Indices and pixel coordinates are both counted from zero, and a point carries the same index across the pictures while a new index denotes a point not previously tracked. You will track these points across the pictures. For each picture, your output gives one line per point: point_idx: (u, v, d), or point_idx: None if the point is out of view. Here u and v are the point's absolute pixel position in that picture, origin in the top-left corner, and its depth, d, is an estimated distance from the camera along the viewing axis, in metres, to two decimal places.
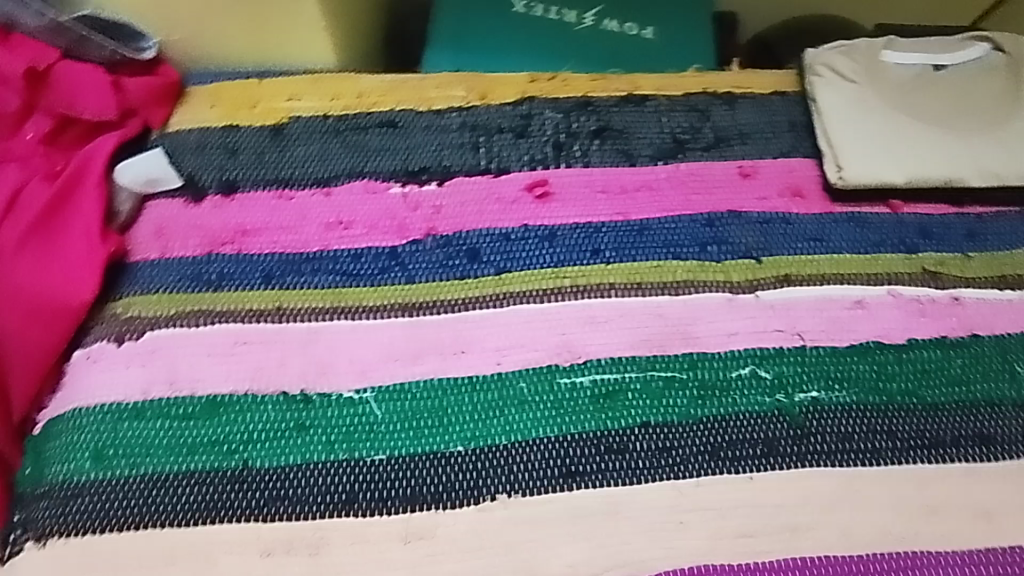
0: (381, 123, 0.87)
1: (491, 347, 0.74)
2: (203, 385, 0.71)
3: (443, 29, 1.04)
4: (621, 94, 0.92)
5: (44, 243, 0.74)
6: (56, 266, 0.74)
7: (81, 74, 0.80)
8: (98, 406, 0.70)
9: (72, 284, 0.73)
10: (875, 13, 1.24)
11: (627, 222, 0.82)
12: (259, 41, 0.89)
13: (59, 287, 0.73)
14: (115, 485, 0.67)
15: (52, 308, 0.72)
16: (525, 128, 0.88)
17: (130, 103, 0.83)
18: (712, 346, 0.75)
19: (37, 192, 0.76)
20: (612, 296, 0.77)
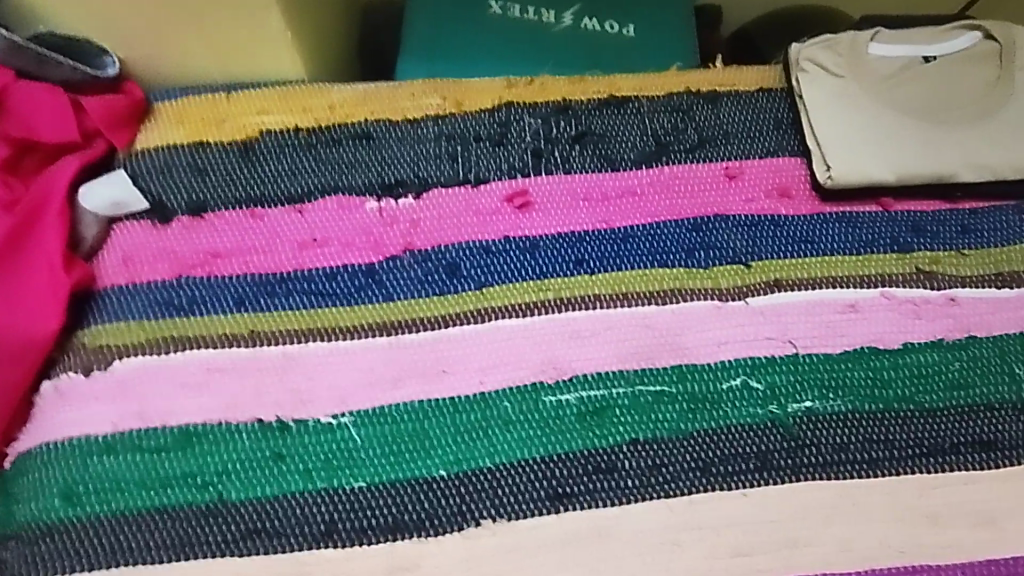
0: (355, 135, 0.85)
1: (474, 366, 0.72)
2: (174, 415, 0.68)
3: (415, 34, 1.00)
4: (601, 97, 0.89)
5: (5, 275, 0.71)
6: (17, 298, 0.70)
7: (38, 96, 0.77)
8: (67, 441, 0.67)
9: (31, 318, 0.70)
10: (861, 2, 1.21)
11: (611, 229, 0.80)
12: (224, 54, 0.86)
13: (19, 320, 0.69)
14: (85, 525, 0.64)
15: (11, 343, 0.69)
16: (503, 136, 0.85)
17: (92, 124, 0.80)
18: (701, 357, 0.72)
19: None
20: (597, 308, 0.75)
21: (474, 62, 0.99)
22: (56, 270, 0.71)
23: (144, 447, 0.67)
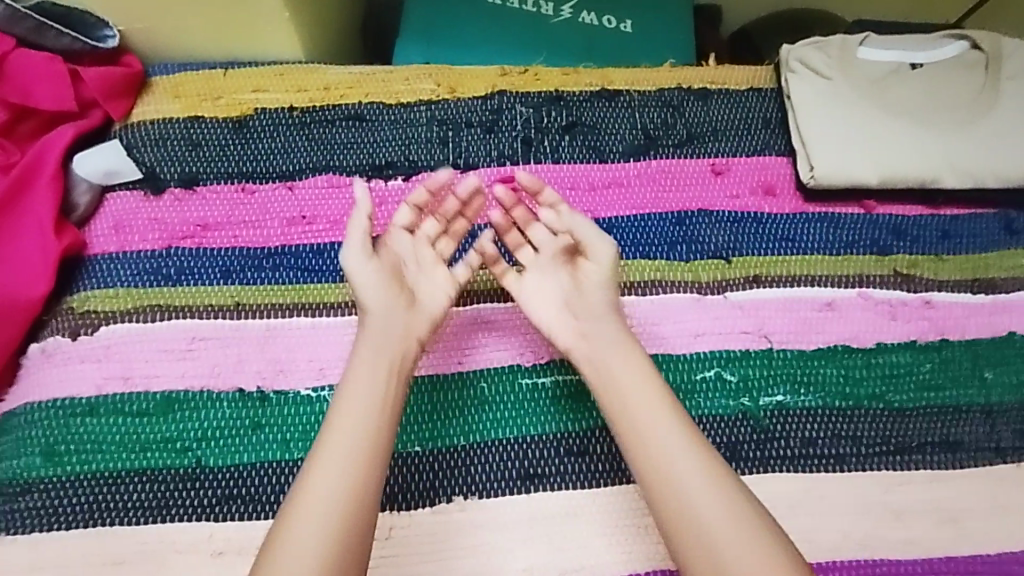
0: (348, 116, 0.86)
1: (454, 346, 0.74)
2: (158, 381, 0.70)
3: (412, 21, 1.01)
4: (593, 88, 0.90)
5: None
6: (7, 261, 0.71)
7: (35, 64, 0.77)
8: (51, 401, 0.68)
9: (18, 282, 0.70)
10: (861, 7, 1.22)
11: (594, 220, 0.81)
12: (223, 30, 0.87)
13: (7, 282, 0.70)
14: (65, 483, 0.65)
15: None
16: (495, 123, 0.86)
17: (89, 95, 0.81)
18: (677, 347, 0.74)
19: None
20: None
21: (471, 51, 1.00)
22: (45, 234, 0.72)
23: (126, 411, 0.68)
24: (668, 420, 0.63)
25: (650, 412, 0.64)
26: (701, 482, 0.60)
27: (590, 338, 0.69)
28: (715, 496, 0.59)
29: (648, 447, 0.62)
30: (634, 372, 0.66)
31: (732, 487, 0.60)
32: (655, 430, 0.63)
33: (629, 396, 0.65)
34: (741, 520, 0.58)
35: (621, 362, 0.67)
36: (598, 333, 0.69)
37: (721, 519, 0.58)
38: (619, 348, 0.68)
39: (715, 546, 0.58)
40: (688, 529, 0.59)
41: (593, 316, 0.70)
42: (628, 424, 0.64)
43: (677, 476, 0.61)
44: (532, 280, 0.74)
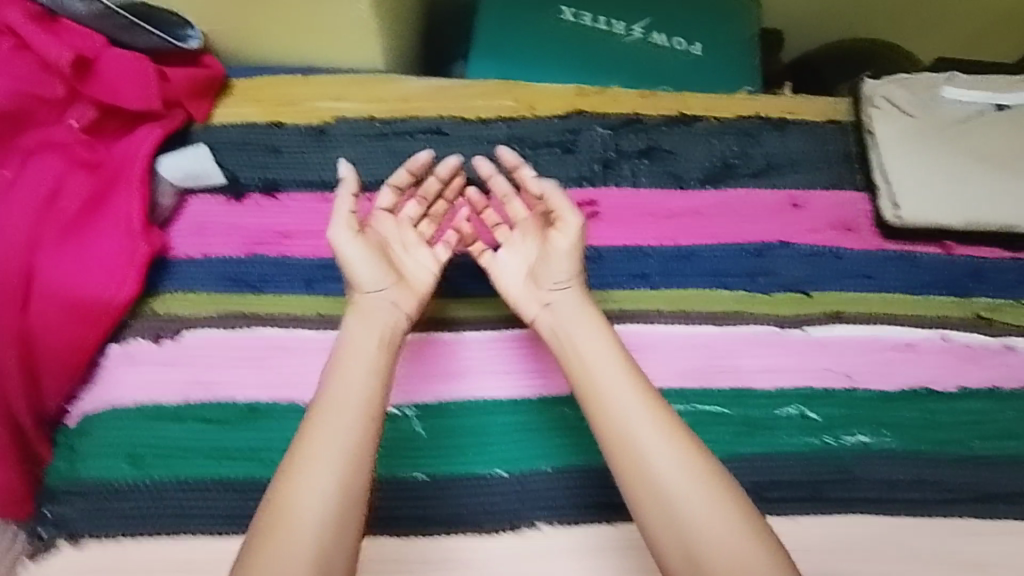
0: (427, 129, 0.85)
1: (532, 368, 0.72)
2: (240, 391, 0.69)
3: (485, 33, 1.01)
4: (671, 113, 0.89)
5: (75, 238, 0.71)
6: (89, 260, 0.70)
7: (123, 63, 0.76)
8: (135, 404, 0.69)
9: (102, 283, 0.70)
10: (920, 43, 1.23)
11: (673, 247, 0.80)
12: (304, 38, 0.87)
13: (90, 284, 0.70)
14: (149, 489, 0.65)
15: (82, 307, 0.69)
16: (573, 143, 0.86)
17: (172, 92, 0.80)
18: (757, 381, 0.73)
19: (77, 185, 0.73)
20: (659, 323, 0.75)
21: (544, 66, 1.00)
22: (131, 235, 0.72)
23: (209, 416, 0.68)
24: (654, 424, 0.60)
25: (635, 413, 0.60)
26: (696, 487, 0.57)
27: (566, 321, 0.67)
28: (710, 500, 0.56)
29: (634, 453, 0.59)
30: (612, 374, 0.63)
31: (718, 488, 0.57)
32: (642, 435, 0.59)
33: (614, 401, 0.61)
34: (741, 526, 0.55)
35: (601, 363, 0.63)
36: (580, 329, 0.66)
37: (721, 526, 0.55)
38: (598, 344, 0.65)
39: (716, 551, 0.54)
40: (687, 538, 0.55)
41: (562, 282, 0.70)
42: (617, 436, 0.60)
43: (669, 485, 0.57)
44: (507, 256, 0.73)
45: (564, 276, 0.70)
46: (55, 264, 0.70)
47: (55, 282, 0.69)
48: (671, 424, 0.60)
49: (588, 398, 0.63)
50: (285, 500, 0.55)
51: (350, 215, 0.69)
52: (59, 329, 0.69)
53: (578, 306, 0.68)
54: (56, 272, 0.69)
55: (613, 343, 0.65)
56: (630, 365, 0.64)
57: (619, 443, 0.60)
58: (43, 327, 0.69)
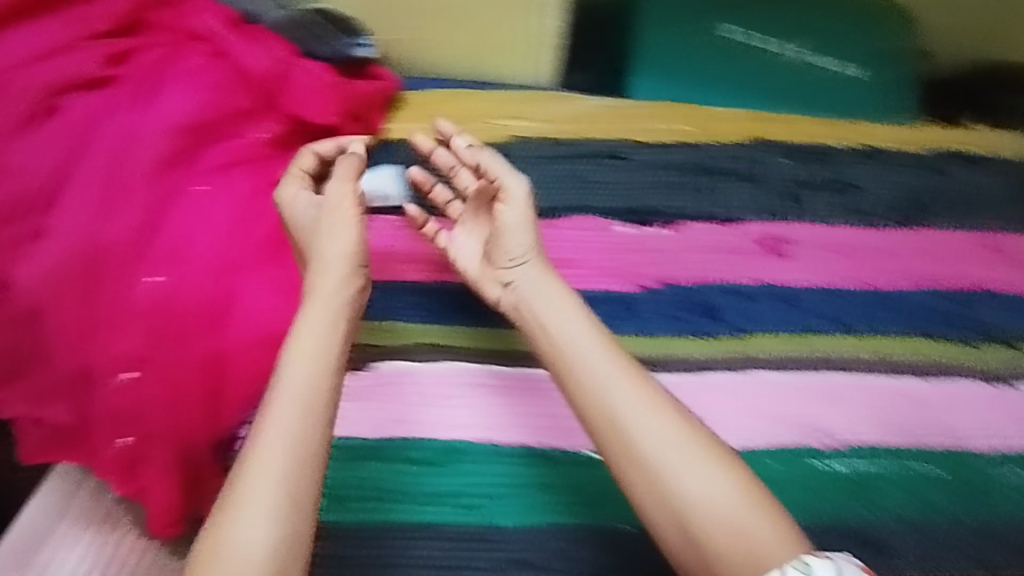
0: (606, 153, 0.82)
1: (736, 418, 0.68)
2: (438, 429, 0.67)
3: (646, 53, 0.98)
4: (853, 144, 0.88)
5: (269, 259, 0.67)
6: (286, 283, 0.66)
7: (314, 77, 0.75)
8: (332, 440, 0.66)
9: (301, 309, 0.65)
10: None
11: (868, 291, 0.77)
12: (486, 53, 0.89)
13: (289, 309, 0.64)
14: (353, 533, 0.62)
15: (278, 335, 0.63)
16: (756, 174, 0.82)
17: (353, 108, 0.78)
18: (974, 442, 0.69)
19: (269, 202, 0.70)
20: (863, 374, 0.72)
21: (702, 85, 0.96)
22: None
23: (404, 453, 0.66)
24: (608, 400, 0.57)
25: (602, 392, 0.58)
26: (722, 476, 0.54)
27: (533, 297, 0.64)
28: (743, 492, 0.53)
29: (625, 438, 0.56)
30: (573, 345, 0.60)
31: (664, 470, 0.54)
32: (627, 417, 0.56)
33: (586, 369, 0.59)
34: (775, 518, 0.53)
35: (574, 340, 0.61)
36: (542, 302, 0.64)
37: (750, 517, 0.52)
38: (556, 318, 0.62)
39: (720, 537, 0.52)
40: (681, 526, 0.53)
41: (521, 257, 0.67)
42: (596, 402, 0.57)
43: (692, 493, 0.53)
44: (466, 234, 0.73)
45: (528, 254, 0.67)
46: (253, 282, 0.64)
47: (250, 306, 0.63)
48: (669, 406, 0.57)
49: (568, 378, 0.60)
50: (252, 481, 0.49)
51: (353, 197, 0.66)
52: (249, 359, 0.62)
53: (550, 284, 0.65)
54: (251, 295, 0.64)
55: (591, 320, 0.62)
56: (569, 338, 0.61)
57: (591, 423, 0.57)
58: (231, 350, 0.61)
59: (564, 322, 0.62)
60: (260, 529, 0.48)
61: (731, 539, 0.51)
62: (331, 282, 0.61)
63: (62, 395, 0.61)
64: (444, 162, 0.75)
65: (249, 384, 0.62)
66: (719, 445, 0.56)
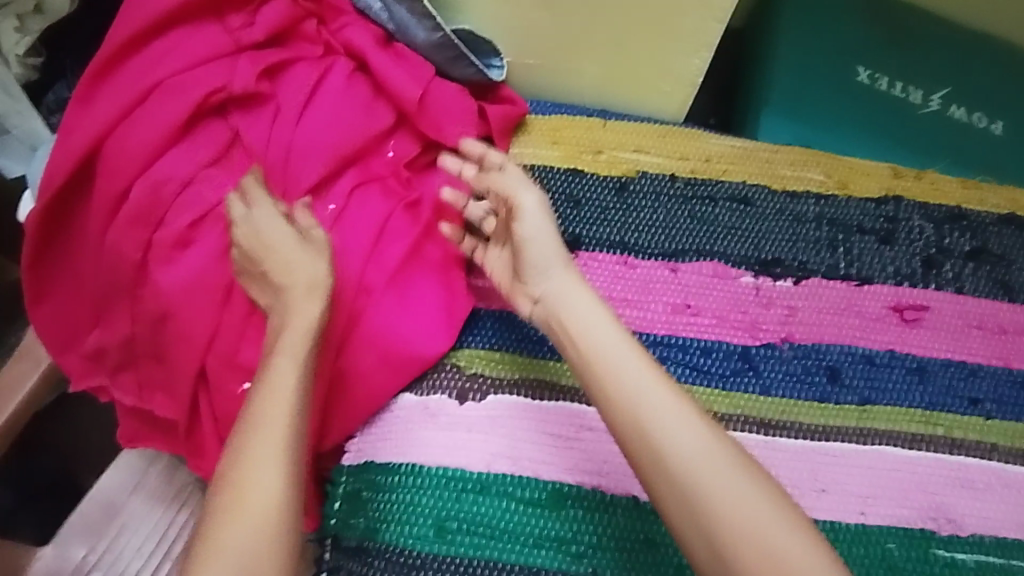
0: (732, 196, 0.80)
1: (854, 492, 0.66)
2: (547, 471, 0.66)
3: (779, 88, 0.94)
4: (1000, 211, 0.80)
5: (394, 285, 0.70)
6: (408, 309, 0.70)
7: (449, 100, 0.75)
8: (441, 469, 0.66)
9: (419, 335, 0.69)
10: None
11: (1008, 370, 0.72)
12: (616, 81, 0.82)
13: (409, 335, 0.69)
14: (457, 565, 0.63)
15: (398, 356, 0.69)
16: (891, 233, 0.78)
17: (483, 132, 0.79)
18: None
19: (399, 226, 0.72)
20: (994, 461, 0.68)
21: (835, 132, 0.92)
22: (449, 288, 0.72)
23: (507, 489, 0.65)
24: (635, 405, 0.56)
25: (631, 396, 0.57)
26: (751, 488, 0.53)
27: (562, 307, 0.62)
28: (771, 506, 0.52)
29: (655, 445, 0.55)
30: (601, 350, 0.59)
31: (691, 477, 0.53)
32: (656, 424, 0.55)
33: (611, 369, 0.58)
34: (804, 535, 0.51)
35: (603, 345, 0.60)
36: (575, 310, 0.62)
37: (775, 530, 0.51)
38: (587, 323, 0.61)
39: (759, 548, 0.51)
40: (715, 535, 0.52)
41: (547, 268, 0.64)
42: (619, 401, 0.57)
43: (716, 490, 0.53)
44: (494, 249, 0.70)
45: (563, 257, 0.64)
46: (379, 307, 0.69)
47: (375, 328, 0.69)
48: (697, 416, 0.56)
49: (594, 382, 0.59)
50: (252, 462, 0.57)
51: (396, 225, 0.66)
52: (373, 376, 0.69)
53: (572, 290, 0.63)
54: (376, 319, 0.69)
55: (617, 327, 0.61)
56: (602, 343, 0.60)
57: (621, 427, 0.57)
58: (360, 371, 0.68)
59: (590, 327, 0.61)
60: (263, 503, 0.56)
61: (764, 549, 0.51)
62: (314, 298, 0.65)
63: (211, 387, 0.69)
64: (473, 153, 0.71)
65: (372, 398, 0.69)
66: (745, 455, 0.55)
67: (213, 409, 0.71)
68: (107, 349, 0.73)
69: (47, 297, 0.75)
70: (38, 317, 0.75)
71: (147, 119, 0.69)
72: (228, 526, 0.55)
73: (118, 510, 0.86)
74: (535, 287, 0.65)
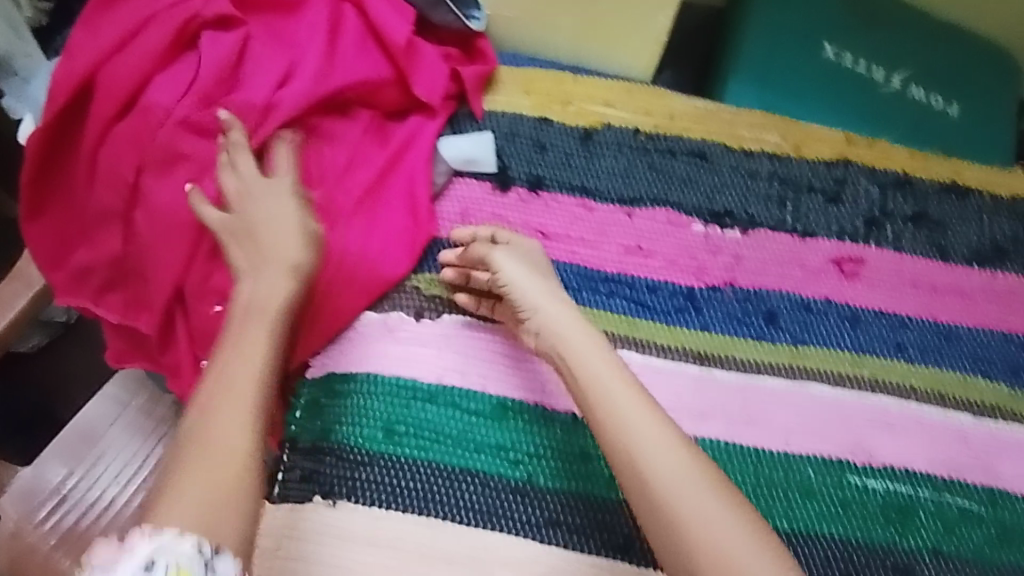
0: (691, 151, 0.84)
1: (781, 423, 0.71)
2: (494, 386, 0.71)
3: (747, 59, 0.99)
4: (943, 180, 0.85)
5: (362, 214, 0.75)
6: (375, 235, 0.74)
7: (425, 49, 0.79)
8: (394, 377, 0.70)
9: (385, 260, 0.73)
10: None
11: (935, 323, 0.77)
12: (588, 37, 0.87)
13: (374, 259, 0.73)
14: (403, 465, 0.68)
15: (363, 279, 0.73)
16: (838, 194, 0.83)
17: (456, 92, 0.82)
18: (1016, 488, 0.70)
19: (370, 156, 0.77)
20: (913, 401, 0.73)
21: (799, 104, 0.98)
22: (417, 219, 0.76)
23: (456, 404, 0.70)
24: (609, 400, 0.61)
25: (608, 395, 0.62)
26: (735, 531, 0.55)
27: (565, 347, 0.65)
28: (717, 498, 0.57)
29: (620, 437, 0.60)
30: (582, 353, 0.64)
31: (648, 467, 0.58)
32: (624, 420, 0.60)
33: (615, 406, 0.61)
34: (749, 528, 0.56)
35: (587, 353, 0.64)
36: (579, 350, 0.64)
37: (718, 520, 0.56)
38: (576, 339, 0.65)
39: (698, 533, 0.55)
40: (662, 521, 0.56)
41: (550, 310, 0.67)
42: (620, 438, 0.59)
43: (698, 530, 0.55)
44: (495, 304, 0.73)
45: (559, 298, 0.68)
46: (346, 231, 0.73)
47: (342, 251, 0.73)
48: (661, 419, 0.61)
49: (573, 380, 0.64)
50: (222, 402, 0.58)
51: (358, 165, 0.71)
52: (338, 297, 0.72)
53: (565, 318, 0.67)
54: (343, 243, 0.73)
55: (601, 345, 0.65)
56: (586, 361, 0.64)
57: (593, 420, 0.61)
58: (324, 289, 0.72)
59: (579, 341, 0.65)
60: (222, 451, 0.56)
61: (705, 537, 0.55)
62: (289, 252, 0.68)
63: (186, 302, 0.73)
64: (463, 239, 0.74)
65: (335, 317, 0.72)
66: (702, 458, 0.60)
67: (189, 329, 0.74)
68: (95, 269, 0.76)
69: (42, 215, 0.77)
70: (33, 238, 0.77)
71: (139, 45, 0.73)
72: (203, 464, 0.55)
73: (98, 439, 0.91)
74: (530, 317, 0.68)
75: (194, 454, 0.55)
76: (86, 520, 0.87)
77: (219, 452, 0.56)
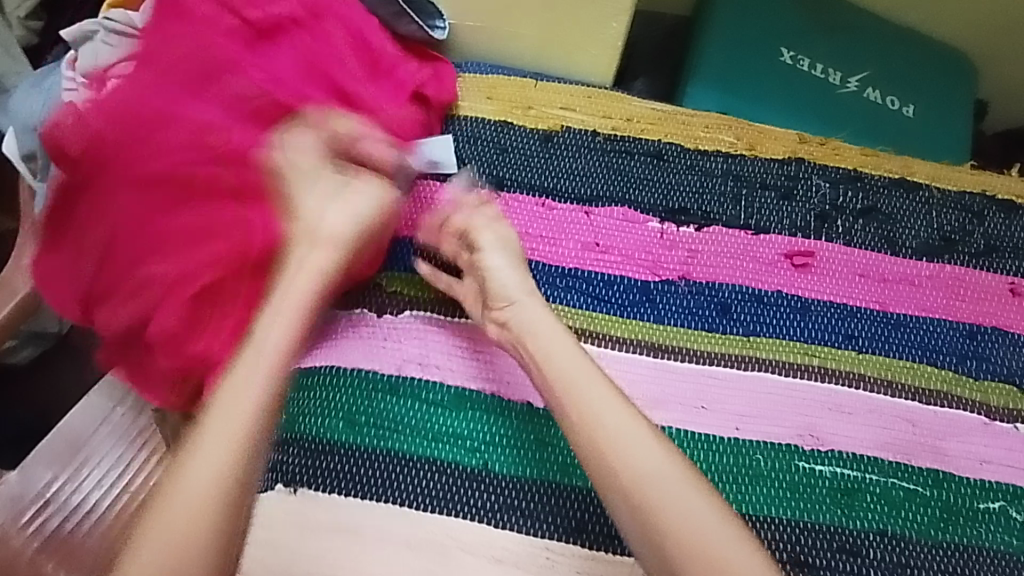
0: (648, 152, 0.87)
1: (732, 411, 0.73)
2: (453, 377, 0.73)
3: (707, 63, 1.02)
4: (893, 176, 0.88)
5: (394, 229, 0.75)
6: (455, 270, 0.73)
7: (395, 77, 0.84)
8: (356, 369, 0.73)
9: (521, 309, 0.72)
10: None
11: (884, 313, 0.79)
12: (547, 44, 0.91)
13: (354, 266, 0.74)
14: (363, 454, 0.70)
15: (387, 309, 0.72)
16: (791, 190, 0.86)
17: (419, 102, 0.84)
18: (961, 469, 0.72)
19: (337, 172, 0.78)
20: (861, 389, 0.75)
21: (759, 106, 1.01)
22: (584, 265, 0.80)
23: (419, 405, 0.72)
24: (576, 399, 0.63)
25: (588, 392, 0.63)
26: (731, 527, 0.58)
27: (533, 330, 0.68)
28: (683, 488, 0.59)
29: (590, 437, 0.62)
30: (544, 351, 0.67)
31: (623, 460, 0.60)
32: (592, 417, 0.62)
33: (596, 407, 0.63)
34: (714, 517, 0.58)
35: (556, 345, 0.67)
36: (545, 339, 0.68)
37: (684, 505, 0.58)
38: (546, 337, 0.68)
39: (665, 522, 0.58)
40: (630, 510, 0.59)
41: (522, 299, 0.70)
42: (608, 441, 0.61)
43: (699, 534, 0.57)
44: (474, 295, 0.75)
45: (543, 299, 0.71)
46: None
47: None
48: (628, 415, 0.62)
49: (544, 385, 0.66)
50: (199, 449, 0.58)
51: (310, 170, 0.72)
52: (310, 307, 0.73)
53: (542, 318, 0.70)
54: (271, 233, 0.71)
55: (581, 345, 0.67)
56: (562, 361, 0.66)
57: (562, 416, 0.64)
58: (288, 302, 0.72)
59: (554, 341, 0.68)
60: (199, 490, 0.56)
61: (673, 528, 0.58)
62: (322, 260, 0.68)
63: None
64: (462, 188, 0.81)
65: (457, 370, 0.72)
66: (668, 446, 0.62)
67: None
68: None
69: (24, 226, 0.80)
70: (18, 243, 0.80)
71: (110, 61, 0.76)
72: (172, 499, 0.56)
73: (81, 446, 0.94)
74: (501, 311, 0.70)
75: (166, 491, 0.57)
76: (71, 522, 0.89)
77: (183, 494, 0.56)
